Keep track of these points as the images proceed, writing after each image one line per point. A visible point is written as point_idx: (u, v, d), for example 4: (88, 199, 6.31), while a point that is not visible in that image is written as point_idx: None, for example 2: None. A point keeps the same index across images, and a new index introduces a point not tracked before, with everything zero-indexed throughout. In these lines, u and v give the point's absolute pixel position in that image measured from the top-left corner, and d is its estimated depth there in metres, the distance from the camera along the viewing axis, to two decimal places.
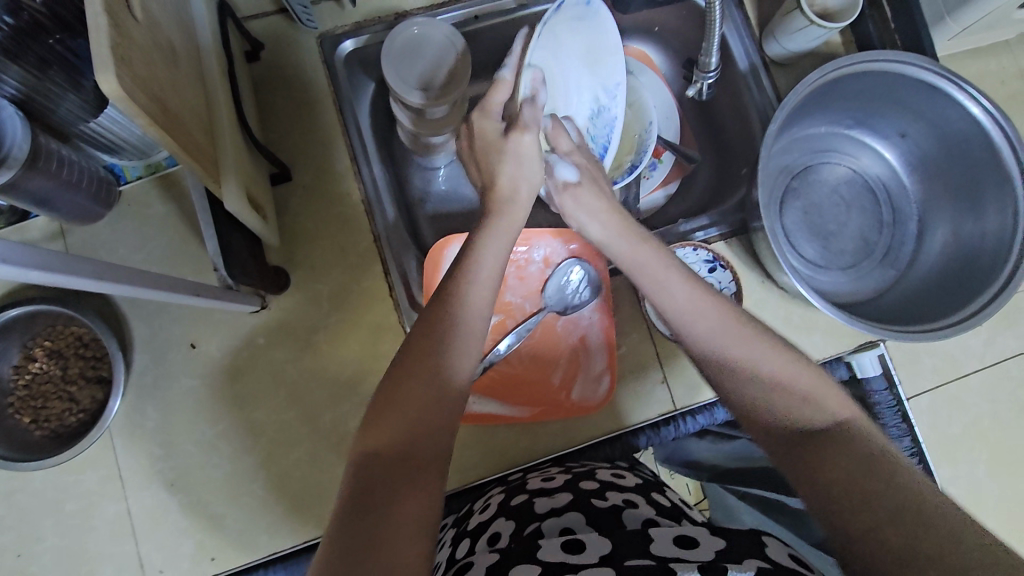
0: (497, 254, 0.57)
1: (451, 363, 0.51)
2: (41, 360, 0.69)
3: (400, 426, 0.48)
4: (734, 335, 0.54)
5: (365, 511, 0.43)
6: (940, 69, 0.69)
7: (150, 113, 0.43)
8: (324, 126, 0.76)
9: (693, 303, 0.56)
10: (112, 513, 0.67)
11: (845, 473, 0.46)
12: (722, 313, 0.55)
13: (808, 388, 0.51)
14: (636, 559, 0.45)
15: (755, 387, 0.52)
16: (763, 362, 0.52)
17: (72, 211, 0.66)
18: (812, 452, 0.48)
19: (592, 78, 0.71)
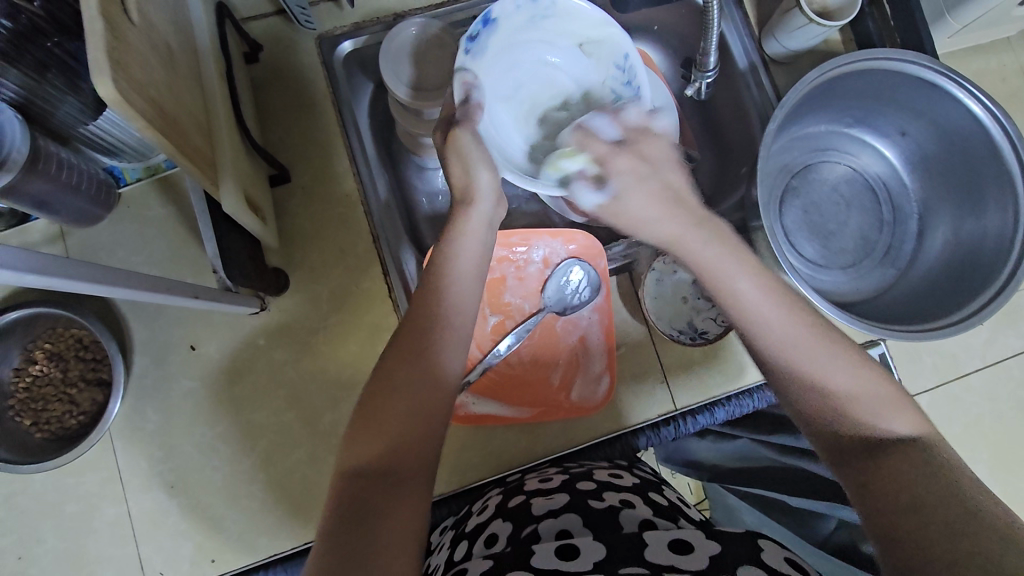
0: (474, 250, 0.56)
1: (440, 361, 0.52)
2: (41, 363, 0.69)
3: (389, 422, 0.49)
4: (805, 347, 0.50)
5: (355, 509, 0.45)
6: (940, 67, 0.69)
7: (147, 116, 0.43)
8: (323, 128, 0.76)
9: (771, 314, 0.52)
10: (112, 516, 0.67)
11: (911, 493, 0.44)
12: (795, 324, 0.51)
13: (877, 404, 0.48)
14: (630, 566, 0.45)
15: (820, 403, 0.49)
16: (835, 377, 0.49)
17: (72, 214, 0.66)
18: (879, 467, 0.46)
19: (598, 68, 0.66)
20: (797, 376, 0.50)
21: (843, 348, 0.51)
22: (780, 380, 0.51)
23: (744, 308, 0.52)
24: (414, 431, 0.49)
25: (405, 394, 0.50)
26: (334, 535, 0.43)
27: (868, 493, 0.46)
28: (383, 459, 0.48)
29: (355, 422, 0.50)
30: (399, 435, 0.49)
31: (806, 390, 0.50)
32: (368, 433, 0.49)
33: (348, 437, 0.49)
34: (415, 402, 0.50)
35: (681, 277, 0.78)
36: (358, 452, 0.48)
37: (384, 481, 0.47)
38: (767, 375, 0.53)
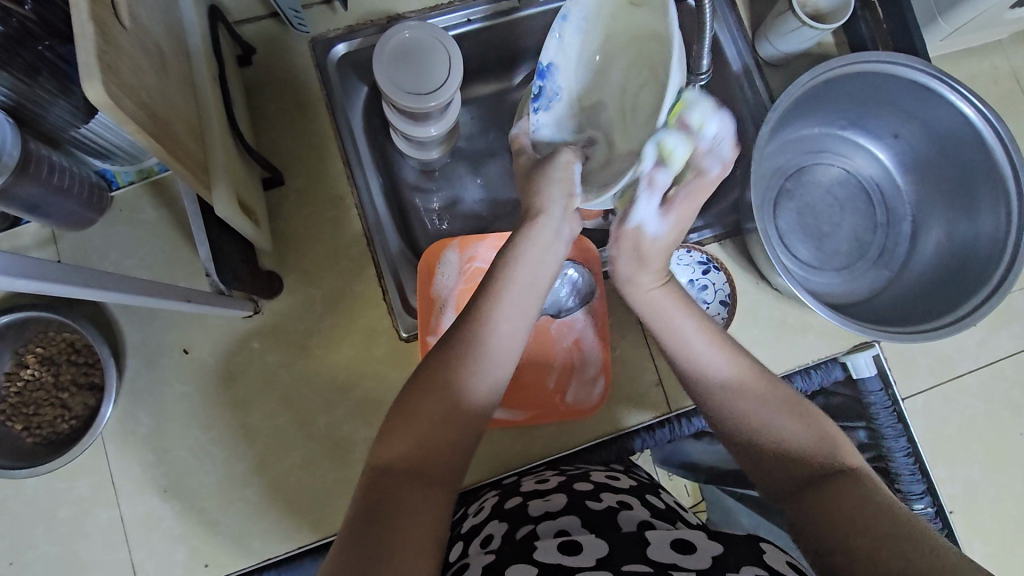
0: (535, 259, 0.55)
1: (476, 376, 0.51)
2: (32, 367, 0.69)
3: (427, 418, 0.49)
4: (745, 392, 0.52)
5: (385, 500, 0.45)
6: (932, 70, 0.70)
7: (139, 120, 0.43)
8: (317, 130, 0.76)
9: (715, 366, 0.54)
10: (104, 520, 0.67)
11: (852, 510, 0.44)
12: (738, 369, 0.53)
13: (809, 442, 0.49)
14: (633, 565, 0.45)
15: (754, 444, 0.51)
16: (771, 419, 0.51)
17: (64, 217, 0.66)
18: (815, 491, 0.47)
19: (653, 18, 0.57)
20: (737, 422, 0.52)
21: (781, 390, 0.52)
22: (730, 422, 0.52)
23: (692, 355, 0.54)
24: (449, 429, 0.49)
25: (446, 391, 0.49)
26: (359, 523, 0.43)
27: (803, 520, 0.46)
28: (416, 454, 0.47)
29: (394, 414, 0.49)
30: (433, 433, 0.49)
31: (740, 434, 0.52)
32: (407, 425, 0.48)
33: (385, 428, 0.49)
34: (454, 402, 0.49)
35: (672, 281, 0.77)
36: (393, 443, 0.48)
37: (415, 476, 0.47)
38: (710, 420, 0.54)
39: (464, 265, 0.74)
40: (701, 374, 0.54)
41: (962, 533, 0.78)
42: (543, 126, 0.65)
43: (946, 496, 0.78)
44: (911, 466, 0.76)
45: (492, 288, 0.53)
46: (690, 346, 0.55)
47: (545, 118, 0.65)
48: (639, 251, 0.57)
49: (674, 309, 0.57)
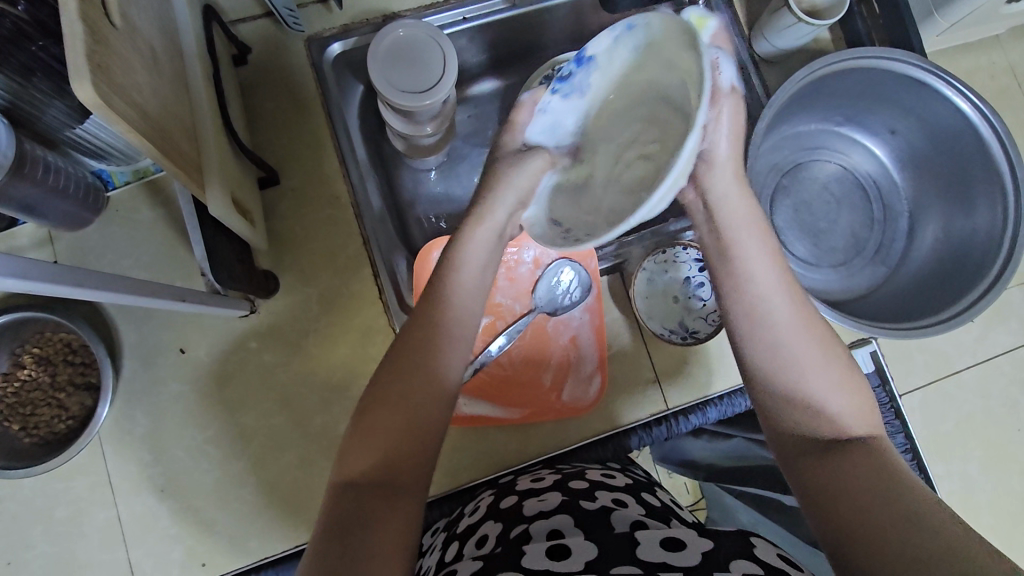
0: (477, 261, 0.57)
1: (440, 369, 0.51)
2: (29, 367, 0.69)
3: (386, 427, 0.49)
4: (790, 340, 0.50)
5: (348, 513, 0.45)
6: (928, 66, 0.69)
7: (130, 120, 0.43)
8: (313, 130, 0.76)
9: (767, 309, 0.51)
10: (102, 520, 0.67)
11: (861, 491, 0.43)
12: (789, 318, 0.51)
13: (836, 413, 0.48)
14: (623, 566, 0.45)
15: (788, 399, 0.49)
16: (811, 372, 0.49)
17: (60, 218, 0.66)
18: (827, 463, 0.46)
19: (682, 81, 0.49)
20: (774, 364, 0.50)
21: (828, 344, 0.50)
22: (760, 377, 0.50)
23: (746, 294, 0.52)
24: (410, 434, 0.49)
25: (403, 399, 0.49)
26: (325, 539, 0.43)
27: (809, 492, 0.45)
28: (378, 465, 0.48)
29: (353, 428, 0.49)
30: (395, 440, 0.49)
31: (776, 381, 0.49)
32: (364, 438, 0.48)
33: (344, 444, 0.49)
34: (413, 407, 0.49)
35: (671, 277, 0.77)
36: (357, 457, 0.48)
37: (381, 485, 0.47)
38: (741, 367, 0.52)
39: None
40: (749, 314, 0.51)
41: None
42: (548, 113, 0.61)
43: (944, 493, 0.78)
44: (909, 461, 0.76)
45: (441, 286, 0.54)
46: (745, 284, 0.52)
47: (556, 106, 0.61)
48: (698, 204, 0.57)
49: (745, 245, 0.54)
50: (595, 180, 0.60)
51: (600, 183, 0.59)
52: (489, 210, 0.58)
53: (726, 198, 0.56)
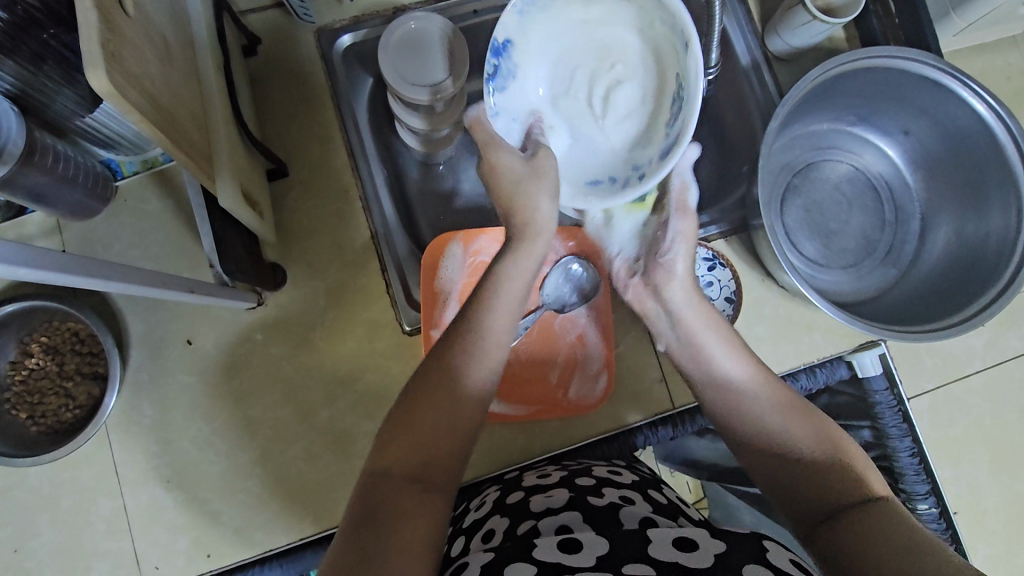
0: (526, 275, 0.58)
1: (469, 372, 0.52)
2: (37, 356, 0.69)
3: (428, 426, 0.49)
4: (770, 418, 0.53)
5: (385, 504, 0.45)
6: (945, 66, 0.69)
7: (142, 109, 0.42)
8: (321, 121, 0.75)
9: (755, 394, 0.55)
10: (108, 510, 0.67)
11: (868, 542, 0.43)
12: (772, 393, 0.54)
13: (832, 469, 0.49)
14: (634, 564, 0.45)
15: (789, 467, 0.50)
16: (796, 437, 0.51)
17: (68, 207, 0.66)
18: (840, 528, 0.45)
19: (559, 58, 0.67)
20: (765, 435, 0.52)
21: (799, 405, 0.53)
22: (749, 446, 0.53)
23: (717, 379, 0.56)
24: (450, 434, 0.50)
25: (444, 403, 0.50)
26: (358, 528, 0.43)
27: (831, 554, 0.44)
28: (416, 462, 0.48)
29: (388, 429, 0.49)
30: (433, 437, 0.49)
31: (773, 460, 0.51)
32: (402, 440, 0.49)
33: (380, 439, 0.49)
34: (453, 412, 0.50)
35: None
36: (390, 451, 0.48)
37: (416, 479, 0.47)
38: (733, 443, 0.55)
39: (468, 258, 0.74)
40: (724, 393, 0.56)
41: (966, 533, 0.78)
42: (502, 112, 0.65)
43: (949, 497, 0.77)
44: (915, 466, 0.75)
45: (485, 294, 0.55)
46: (720, 374, 0.56)
47: (502, 103, 0.65)
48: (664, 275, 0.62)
49: (708, 339, 0.58)
50: (603, 124, 0.66)
51: (602, 125, 0.66)
52: (536, 214, 0.59)
53: (686, 307, 0.60)
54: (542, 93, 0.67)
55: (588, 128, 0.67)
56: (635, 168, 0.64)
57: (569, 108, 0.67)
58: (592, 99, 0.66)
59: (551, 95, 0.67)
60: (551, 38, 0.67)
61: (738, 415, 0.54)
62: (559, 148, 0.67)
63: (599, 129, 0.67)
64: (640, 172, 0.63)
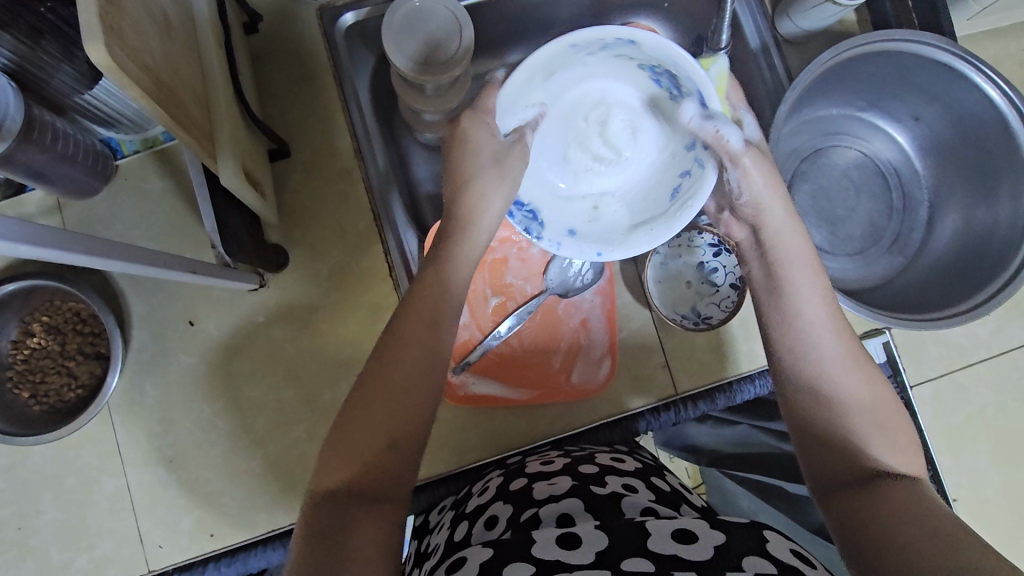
0: (461, 279, 0.56)
1: (412, 377, 0.51)
2: (39, 335, 0.69)
3: (368, 441, 0.48)
4: (835, 370, 0.51)
5: (334, 525, 0.44)
6: (958, 50, 0.68)
7: (143, 84, 0.42)
8: (324, 102, 0.74)
9: (824, 349, 0.52)
10: (111, 489, 0.67)
11: (905, 518, 0.43)
12: (843, 352, 0.52)
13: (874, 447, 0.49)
14: (633, 560, 0.45)
15: (837, 431, 0.50)
16: (852, 401, 0.50)
17: (69, 185, 0.65)
18: (873, 498, 0.46)
19: (545, 144, 0.64)
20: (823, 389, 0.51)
21: (862, 370, 0.52)
22: (804, 396, 0.52)
23: (791, 323, 0.53)
24: (390, 446, 0.49)
25: (384, 415, 0.49)
26: (312, 543, 0.43)
27: (854, 521, 0.45)
28: (361, 476, 0.47)
29: (329, 443, 0.49)
30: (376, 453, 0.48)
31: (824, 418, 0.51)
32: (345, 450, 0.48)
33: (322, 455, 0.49)
34: (398, 409, 0.50)
35: (685, 262, 0.77)
36: (334, 470, 0.48)
37: (364, 495, 0.47)
38: (787, 385, 0.53)
39: None
40: (796, 341, 0.53)
41: (966, 520, 0.78)
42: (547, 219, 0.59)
43: (951, 485, 0.78)
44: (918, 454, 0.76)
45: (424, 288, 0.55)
46: (793, 313, 0.53)
47: (546, 215, 0.59)
48: (763, 216, 0.54)
49: (798, 281, 0.53)
50: (625, 157, 0.65)
51: (625, 164, 0.65)
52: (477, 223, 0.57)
53: (783, 232, 0.54)
54: (568, 187, 0.64)
55: (616, 175, 0.64)
56: (693, 145, 0.58)
57: (597, 180, 0.65)
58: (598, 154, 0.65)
59: (575, 177, 0.64)
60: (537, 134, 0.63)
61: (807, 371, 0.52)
62: (620, 212, 0.62)
63: (622, 156, 0.65)
64: (703, 162, 0.56)
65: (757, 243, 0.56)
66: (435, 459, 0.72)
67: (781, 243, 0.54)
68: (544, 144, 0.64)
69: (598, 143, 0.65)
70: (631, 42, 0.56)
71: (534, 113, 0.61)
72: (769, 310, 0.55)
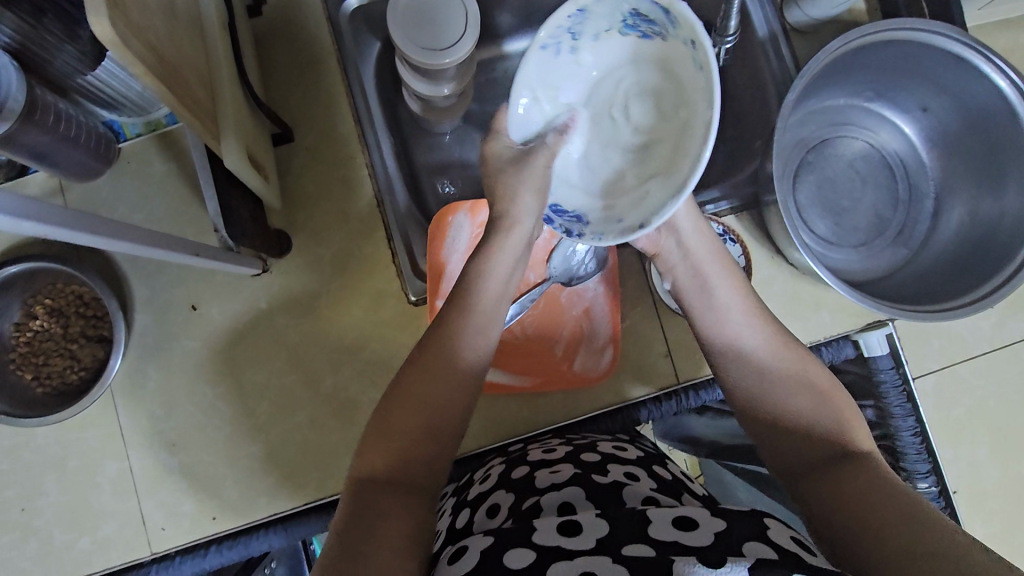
0: (501, 273, 0.56)
1: (452, 373, 0.52)
2: (41, 318, 0.69)
3: (406, 432, 0.49)
4: (770, 364, 0.54)
5: (369, 510, 0.45)
6: (969, 40, 0.67)
7: (146, 61, 0.41)
8: (327, 86, 0.74)
9: (755, 345, 0.55)
10: (113, 471, 0.68)
11: (869, 499, 0.44)
12: (772, 345, 0.55)
13: (829, 429, 0.50)
14: (633, 546, 0.45)
15: (789, 423, 0.51)
16: (794, 390, 0.52)
17: (71, 167, 0.65)
18: (835, 480, 0.47)
19: (588, 153, 0.55)
20: (768, 387, 0.53)
21: (795, 355, 0.54)
22: (750, 395, 0.54)
23: (721, 326, 0.56)
24: (428, 439, 0.50)
25: (423, 408, 0.50)
26: (349, 525, 0.44)
27: (822, 507, 0.47)
28: (396, 466, 0.48)
29: (369, 431, 0.50)
30: (412, 443, 0.49)
31: (772, 413, 0.52)
32: (387, 438, 0.49)
33: (361, 444, 0.50)
34: (434, 404, 0.51)
35: None
36: (371, 458, 0.48)
37: (399, 486, 0.47)
38: (733, 388, 0.55)
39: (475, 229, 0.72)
40: (728, 344, 0.55)
41: (965, 512, 0.78)
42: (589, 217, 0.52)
43: (950, 478, 0.78)
44: (917, 444, 0.75)
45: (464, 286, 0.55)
46: (721, 314, 0.56)
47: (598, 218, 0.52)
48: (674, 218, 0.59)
49: (717, 280, 0.57)
50: (664, 131, 0.52)
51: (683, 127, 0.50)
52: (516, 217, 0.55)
53: (695, 234, 0.59)
54: (624, 182, 0.53)
55: (661, 152, 0.51)
56: (700, 69, 0.48)
57: (649, 164, 0.52)
58: (638, 139, 0.53)
59: (627, 171, 0.53)
60: (573, 148, 0.55)
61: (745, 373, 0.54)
62: (666, 187, 0.49)
63: (659, 134, 0.52)
64: (693, 41, 0.47)
65: (677, 245, 0.59)
66: None
67: (695, 245, 0.59)
68: (586, 153, 0.55)
69: (634, 131, 0.53)
70: (582, 12, 0.50)
71: (553, 128, 0.55)
72: (699, 315, 0.58)
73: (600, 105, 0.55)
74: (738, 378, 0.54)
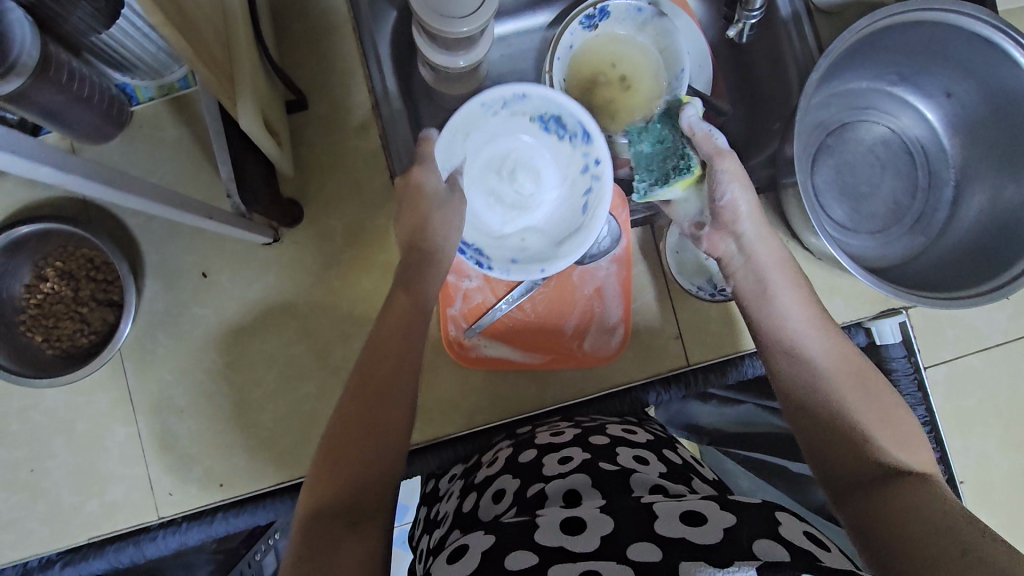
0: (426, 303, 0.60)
1: (392, 387, 0.52)
2: (52, 280, 0.68)
3: (355, 455, 0.49)
4: (827, 370, 0.54)
5: (320, 544, 0.44)
6: (999, 23, 0.65)
7: (165, 12, 0.40)
8: (342, 55, 0.73)
9: (813, 349, 0.55)
10: (122, 435, 0.68)
11: (917, 513, 0.44)
12: (831, 354, 0.55)
13: (884, 445, 0.50)
14: (639, 545, 0.45)
15: (844, 432, 0.51)
16: (853, 400, 0.52)
17: (83, 128, 0.64)
18: (887, 495, 0.46)
19: (474, 195, 0.69)
20: (824, 392, 0.53)
21: (855, 366, 0.54)
22: (804, 399, 0.54)
23: (779, 327, 0.57)
24: (376, 458, 0.49)
25: (366, 428, 0.50)
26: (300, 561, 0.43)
27: (869, 518, 0.46)
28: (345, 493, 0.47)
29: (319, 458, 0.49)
30: (361, 466, 0.48)
31: (829, 421, 0.52)
32: (330, 473, 0.48)
33: (311, 473, 0.49)
34: (378, 422, 0.50)
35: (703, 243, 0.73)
36: (321, 488, 0.47)
37: (351, 515, 0.46)
38: (786, 390, 0.55)
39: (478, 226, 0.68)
40: (785, 345, 0.56)
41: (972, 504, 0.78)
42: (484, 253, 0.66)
43: (959, 469, 0.77)
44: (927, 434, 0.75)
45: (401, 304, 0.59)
46: (780, 316, 0.57)
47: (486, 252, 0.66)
48: (735, 221, 0.61)
49: (776, 284, 0.59)
50: (536, 201, 0.70)
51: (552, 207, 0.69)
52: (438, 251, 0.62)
53: (758, 241, 0.60)
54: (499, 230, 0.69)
55: (534, 216, 0.70)
56: (595, 177, 0.66)
57: (517, 222, 0.70)
58: (516, 198, 0.70)
59: (502, 220, 0.69)
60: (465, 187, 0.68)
61: (802, 375, 0.55)
62: (540, 247, 0.68)
63: (533, 200, 0.70)
64: (596, 159, 0.65)
65: (739, 249, 0.61)
66: (445, 420, 0.72)
67: (759, 249, 0.60)
68: (472, 195, 0.69)
69: (511, 191, 0.69)
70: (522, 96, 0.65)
71: (454, 167, 0.67)
72: (756, 316, 0.59)
73: (489, 161, 0.70)
74: (792, 379, 0.55)
